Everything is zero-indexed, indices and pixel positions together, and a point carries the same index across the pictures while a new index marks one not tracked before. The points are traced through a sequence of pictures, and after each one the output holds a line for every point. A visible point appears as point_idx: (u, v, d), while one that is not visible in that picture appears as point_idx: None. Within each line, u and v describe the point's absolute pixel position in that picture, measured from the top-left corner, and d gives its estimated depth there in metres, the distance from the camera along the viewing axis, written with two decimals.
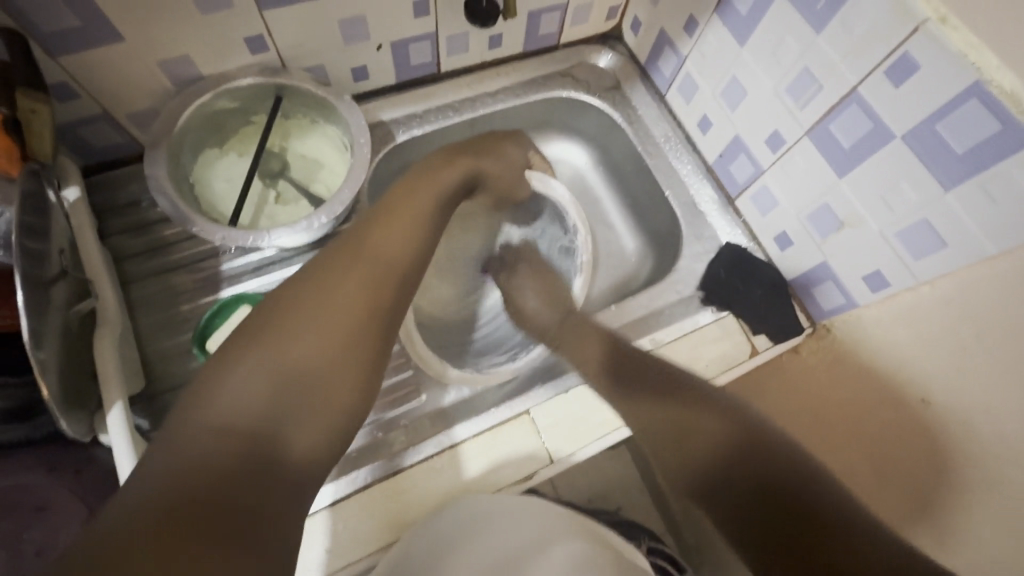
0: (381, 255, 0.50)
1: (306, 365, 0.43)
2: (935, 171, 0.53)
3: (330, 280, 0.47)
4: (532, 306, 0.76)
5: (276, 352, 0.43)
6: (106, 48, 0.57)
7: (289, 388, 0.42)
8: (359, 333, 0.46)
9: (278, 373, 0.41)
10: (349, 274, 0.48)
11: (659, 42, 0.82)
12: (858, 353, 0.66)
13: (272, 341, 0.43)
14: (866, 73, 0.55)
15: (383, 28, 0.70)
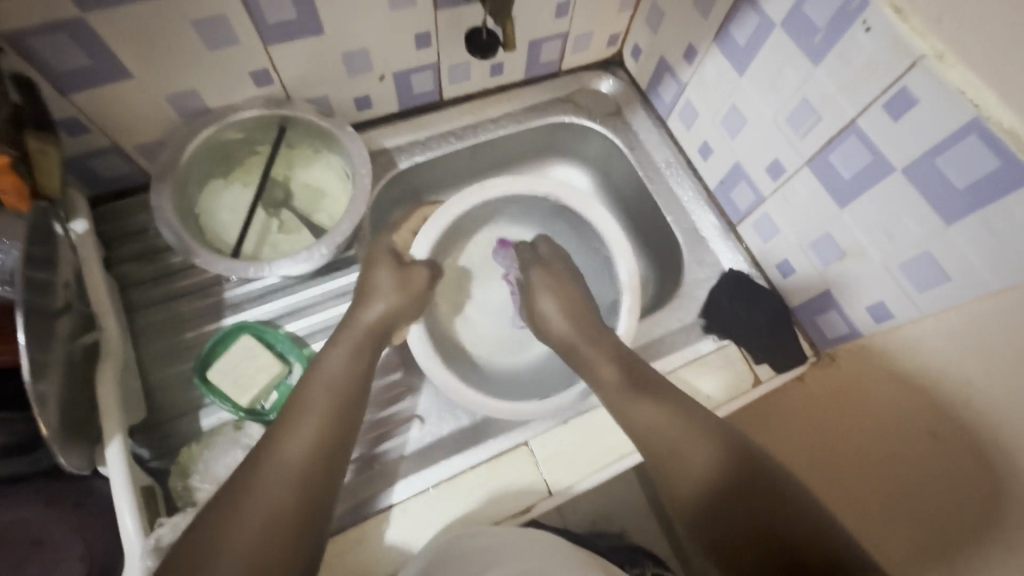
0: (344, 367, 0.57)
1: (284, 503, 0.46)
2: (935, 205, 0.53)
3: (314, 395, 0.54)
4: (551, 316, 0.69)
5: (259, 499, 0.46)
6: (115, 84, 0.58)
7: (275, 528, 0.45)
8: (334, 459, 0.51)
9: (263, 520, 0.45)
10: (318, 403, 0.53)
11: (659, 69, 0.83)
12: (862, 384, 0.65)
13: (254, 492, 0.46)
14: (864, 106, 0.55)
15: (385, 60, 0.71)
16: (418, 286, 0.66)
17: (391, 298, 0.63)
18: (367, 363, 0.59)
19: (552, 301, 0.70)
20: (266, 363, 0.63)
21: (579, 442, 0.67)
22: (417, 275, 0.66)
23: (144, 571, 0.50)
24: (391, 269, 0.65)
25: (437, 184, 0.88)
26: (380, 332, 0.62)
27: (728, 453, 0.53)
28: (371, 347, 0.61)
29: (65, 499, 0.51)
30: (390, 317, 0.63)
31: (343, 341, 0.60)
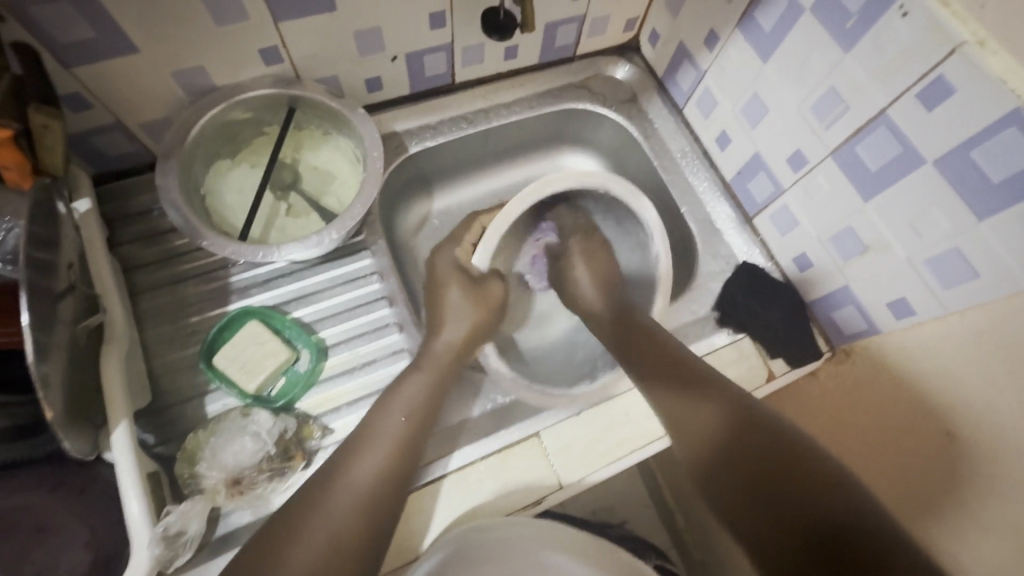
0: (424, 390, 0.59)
1: (357, 517, 0.50)
2: (968, 199, 0.51)
3: (387, 418, 0.57)
4: (586, 287, 0.74)
5: (330, 516, 0.49)
6: (119, 59, 0.56)
7: (344, 541, 0.48)
8: (403, 481, 0.54)
9: (336, 533, 0.49)
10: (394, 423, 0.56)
11: (676, 56, 0.80)
12: (881, 382, 0.64)
13: (329, 506, 0.50)
14: (896, 95, 0.53)
15: (398, 40, 0.69)
16: (493, 300, 0.71)
17: (469, 318, 0.68)
18: (442, 392, 0.61)
19: (585, 271, 0.75)
20: (274, 349, 0.62)
21: (591, 435, 0.66)
22: (492, 289, 0.71)
23: (151, 559, 0.50)
24: (462, 285, 0.70)
25: (447, 169, 0.86)
26: (455, 358, 0.65)
27: (725, 428, 0.55)
28: (450, 377, 0.63)
29: (66, 484, 0.50)
30: (466, 339, 0.66)
31: (424, 366, 0.62)
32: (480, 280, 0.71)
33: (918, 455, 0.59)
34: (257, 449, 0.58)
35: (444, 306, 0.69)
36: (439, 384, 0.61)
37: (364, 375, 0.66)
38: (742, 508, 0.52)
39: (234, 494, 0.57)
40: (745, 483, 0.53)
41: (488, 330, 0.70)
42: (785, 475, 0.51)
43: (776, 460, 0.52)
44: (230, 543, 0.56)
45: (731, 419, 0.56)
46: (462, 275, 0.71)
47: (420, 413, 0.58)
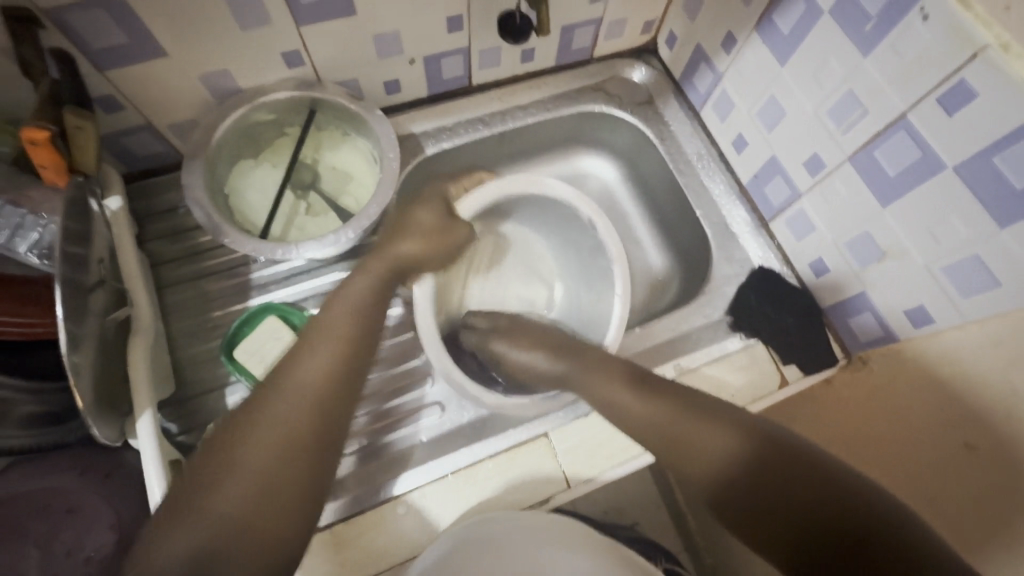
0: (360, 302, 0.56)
1: (301, 425, 0.46)
2: (988, 206, 0.50)
3: (333, 319, 0.54)
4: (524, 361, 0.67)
5: (263, 431, 0.45)
6: (149, 63, 0.59)
7: (285, 467, 0.44)
8: (348, 388, 0.50)
9: (281, 439, 0.45)
10: (332, 331, 0.52)
11: (694, 57, 0.80)
12: (898, 391, 0.63)
13: (266, 420, 0.45)
14: (916, 99, 0.53)
15: (416, 43, 0.70)
16: (453, 238, 0.67)
17: (425, 241, 0.64)
18: (382, 296, 0.59)
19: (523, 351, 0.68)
20: (290, 344, 0.64)
21: (599, 436, 0.66)
22: (459, 231, 0.67)
23: None
24: (430, 207, 0.67)
25: (462, 170, 0.87)
26: (405, 269, 0.63)
27: (743, 443, 0.50)
28: (392, 283, 0.61)
29: (95, 469, 0.53)
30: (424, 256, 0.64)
31: (356, 281, 0.58)
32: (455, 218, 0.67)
33: (955, 469, 0.57)
34: None
35: (409, 222, 0.65)
36: (383, 288, 0.59)
37: None
38: (746, 513, 0.49)
39: None
40: (759, 490, 0.48)
41: (434, 263, 0.65)
42: (800, 479, 0.47)
43: (773, 468, 0.48)
44: None
45: (748, 429, 0.51)
46: (439, 203, 0.68)
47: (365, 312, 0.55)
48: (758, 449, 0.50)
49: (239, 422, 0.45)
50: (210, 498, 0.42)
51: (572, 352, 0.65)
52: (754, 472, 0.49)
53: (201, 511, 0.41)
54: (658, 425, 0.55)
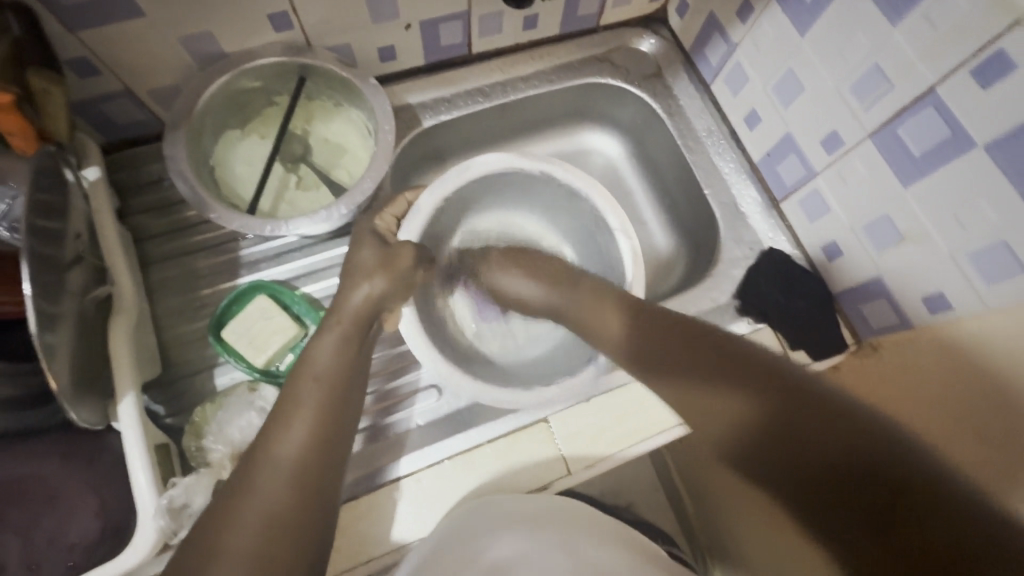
0: (338, 358, 0.52)
1: (290, 497, 0.44)
2: (1021, 186, 0.47)
3: (303, 386, 0.49)
4: (527, 294, 0.64)
5: (258, 500, 0.43)
6: (124, 23, 0.54)
7: (280, 530, 0.43)
8: (331, 453, 0.48)
9: (270, 516, 0.43)
10: (313, 393, 0.49)
11: (707, 28, 0.76)
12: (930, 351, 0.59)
13: (255, 494, 0.43)
14: (948, 71, 0.49)
15: (413, 8, 0.66)
16: (405, 264, 0.58)
17: (382, 274, 0.56)
18: (359, 350, 0.54)
19: (522, 280, 0.64)
20: (282, 325, 0.61)
21: (600, 422, 0.64)
22: (403, 253, 0.58)
23: (158, 530, 0.48)
24: (374, 244, 0.59)
25: (462, 145, 0.83)
26: (368, 314, 0.55)
27: (760, 394, 0.44)
28: (364, 333, 0.55)
29: (76, 455, 0.50)
30: (386, 294, 0.56)
31: (334, 322, 0.54)
32: (393, 244, 0.60)
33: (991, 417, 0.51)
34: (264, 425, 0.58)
35: (352, 265, 0.57)
36: (359, 336, 0.54)
37: None
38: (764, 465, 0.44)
39: None
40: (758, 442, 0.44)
41: (400, 296, 0.58)
42: (819, 424, 0.41)
43: (805, 413, 0.42)
44: None
45: (764, 381, 0.45)
46: (376, 239, 0.60)
47: (336, 377, 0.51)
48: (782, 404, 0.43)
49: (223, 510, 0.43)
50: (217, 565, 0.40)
51: (566, 279, 0.62)
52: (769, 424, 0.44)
53: None
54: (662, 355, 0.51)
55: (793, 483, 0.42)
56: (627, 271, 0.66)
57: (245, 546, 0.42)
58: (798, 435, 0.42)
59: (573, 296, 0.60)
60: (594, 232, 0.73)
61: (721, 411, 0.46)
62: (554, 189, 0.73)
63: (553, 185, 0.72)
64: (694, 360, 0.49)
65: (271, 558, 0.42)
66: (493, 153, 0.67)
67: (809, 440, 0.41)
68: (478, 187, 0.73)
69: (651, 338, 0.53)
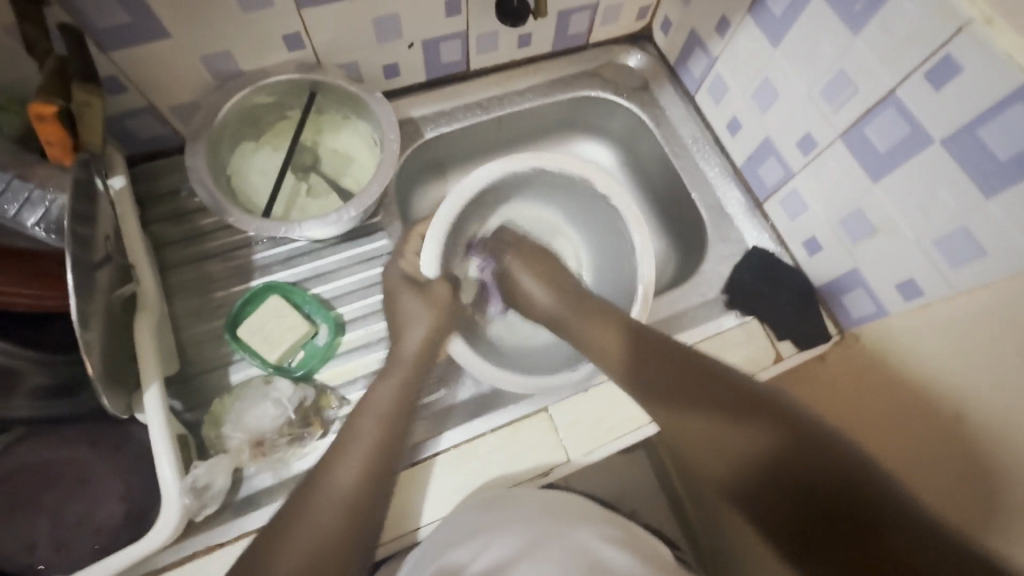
0: (394, 399, 0.57)
1: (337, 528, 0.49)
2: (975, 176, 0.51)
3: (361, 421, 0.55)
4: (540, 296, 0.67)
5: (309, 529, 0.48)
6: (152, 44, 0.59)
7: (326, 555, 0.48)
8: (381, 488, 0.52)
9: (319, 539, 0.48)
10: (369, 431, 0.54)
11: (689, 42, 0.81)
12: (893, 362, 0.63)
13: (305, 522, 0.49)
14: (904, 76, 0.54)
15: (415, 28, 0.71)
16: (444, 302, 0.64)
17: (427, 321, 0.63)
18: (415, 393, 0.60)
19: (533, 281, 0.68)
20: (294, 323, 0.65)
21: (598, 411, 0.67)
22: (439, 290, 0.65)
23: (182, 506, 0.52)
24: (413, 291, 0.64)
25: (461, 155, 0.88)
26: (423, 355, 0.62)
27: (761, 429, 0.48)
28: (420, 374, 0.61)
29: (104, 440, 0.55)
30: (431, 337, 0.63)
31: (391, 371, 0.60)
32: (426, 284, 0.65)
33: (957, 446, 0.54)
34: (278, 415, 0.61)
35: (400, 311, 0.64)
36: (413, 379, 0.60)
37: (379, 351, 0.69)
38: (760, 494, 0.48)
39: (257, 455, 0.60)
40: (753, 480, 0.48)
41: (450, 329, 0.65)
42: (805, 461, 0.46)
43: (792, 454, 0.47)
44: (252, 505, 0.59)
45: (757, 412, 0.49)
46: (410, 282, 0.66)
47: (391, 413, 0.56)
48: (776, 440, 0.47)
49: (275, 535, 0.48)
50: None
51: (573, 294, 0.65)
52: (765, 460, 0.48)
53: None
54: (661, 384, 0.54)
55: (790, 516, 0.47)
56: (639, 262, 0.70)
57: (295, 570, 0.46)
58: (787, 472, 0.47)
59: (575, 317, 0.63)
60: (612, 225, 0.77)
61: (724, 449, 0.50)
62: (565, 182, 0.77)
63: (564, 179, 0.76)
64: (689, 391, 0.52)
65: None
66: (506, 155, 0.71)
67: (810, 473, 0.46)
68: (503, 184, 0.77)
69: (647, 354, 0.57)
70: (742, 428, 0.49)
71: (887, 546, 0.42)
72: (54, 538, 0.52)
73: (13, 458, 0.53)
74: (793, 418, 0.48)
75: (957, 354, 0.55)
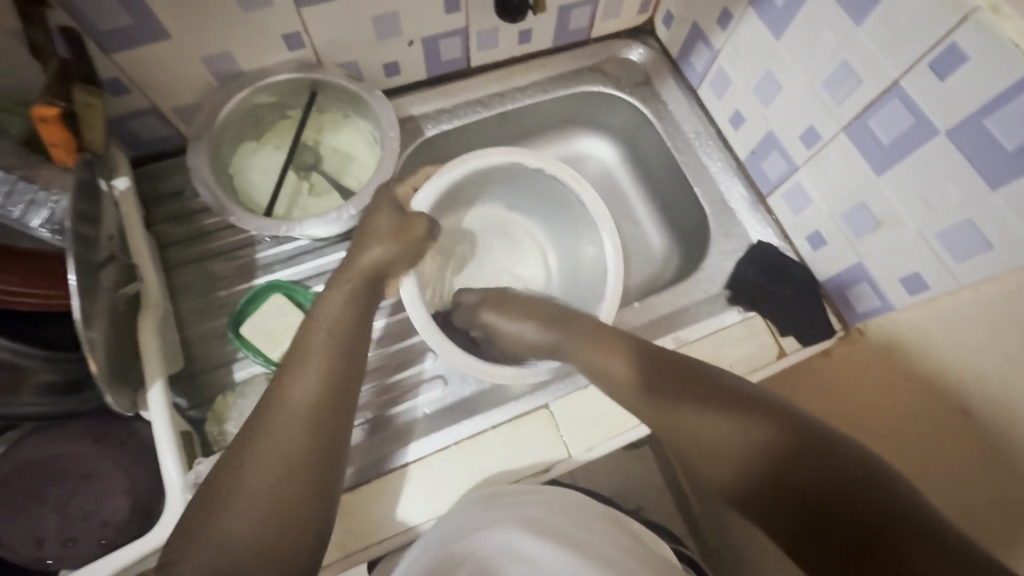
0: (342, 312, 0.55)
1: (302, 447, 0.45)
2: (981, 168, 0.51)
3: (314, 338, 0.52)
4: (517, 333, 0.67)
5: (270, 444, 0.44)
6: (154, 45, 0.60)
7: (290, 476, 0.43)
8: (344, 397, 0.49)
9: (282, 461, 0.43)
10: (322, 345, 0.51)
11: (691, 36, 0.81)
12: (892, 351, 0.65)
13: (267, 440, 0.44)
14: (909, 66, 0.53)
15: (415, 25, 0.71)
16: (416, 233, 0.63)
17: (387, 240, 0.61)
18: (367, 306, 0.57)
19: (514, 323, 0.68)
20: (296, 321, 0.65)
21: (599, 408, 0.67)
22: (417, 224, 0.64)
23: (187, 501, 0.52)
24: (390, 211, 0.64)
25: (463, 153, 0.88)
26: (376, 276, 0.60)
27: (760, 425, 0.48)
28: (368, 292, 0.59)
29: (109, 438, 0.55)
30: (389, 260, 0.61)
31: (339, 287, 0.58)
32: (407, 213, 0.65)
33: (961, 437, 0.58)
34: None
35: (369, 229, 0.62)
36: (364, 291, 0.58)
37: None
38: (762, 496, 0.47)
39: None
40: (760, 477, 0.47)
41: (405, 264, 0.63)
42: (811, 458, 0.45)
43: (794, 449, 0.46)
44: None
45: (763, 412, 0.49)
46: (395, 207, 0.65)
47: (345, 334, 0.53)
48: (774, 438, 0.47)
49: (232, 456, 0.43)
50: (225, 521, 0.41)
51: (561, 322, 0.65)
52: (770, 456, 0.47)
53: (221, 543, 0.40)
54: (659, 395, 0.54)
55: (798, 517, 0.45)
56: (610, 265, 0.70)
57: (266, 500, 0.42)
58: (788, 465, 0.46)
59: (563, 333, 0.64)
60: (580, 221, 0.78)
61: (723, 449, 0.49)
62: (536, 176, 0.76)
63: (536, 175, 0.76)
64: (689, 397, 0.53)
65: (293, 513, 0.42)
66: (488, 152, 0.71)
67: (815, 467, 0.45)
68: (479, 178, 0.77)
69: (651, 372, 0.56)
70: (745, 424, 0.48)
71: (894, 531, 0.41)
72: (61, 532, 0.53)
73: (20, 454, 0.54)
74: (787, 414, 0.48)
75: (964, 344, 0.57)
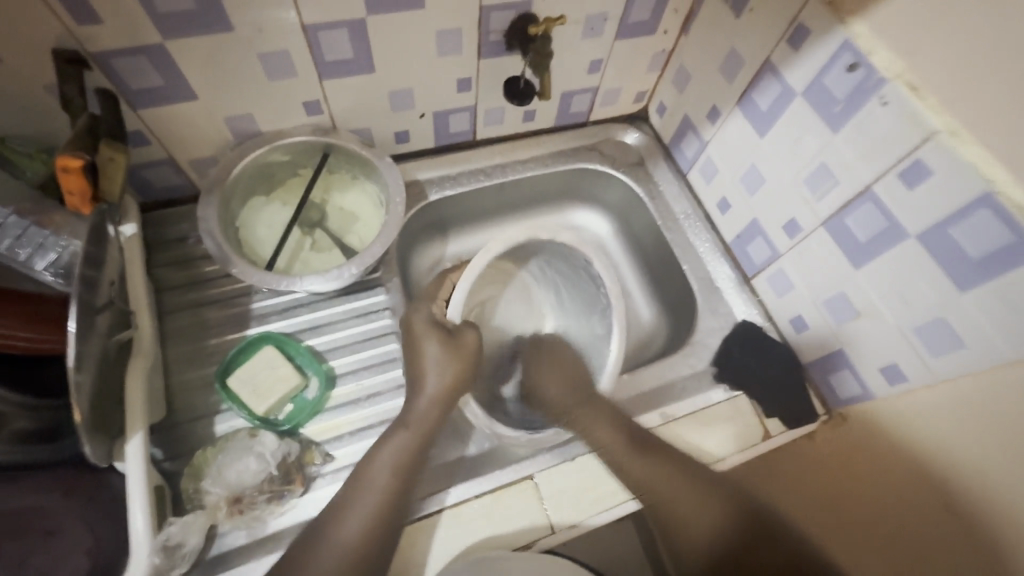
0: (404, 450, 0.58)
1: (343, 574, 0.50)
2: (949, 272, 0.54)
3: (376, 474, 0.56)
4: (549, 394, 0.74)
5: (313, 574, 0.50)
6: (180, 104, 0.63)
7: None
8: (387, 536, 0.54)
9: None
10: (376, 480, 0.56)
11: (682, 126, 0.87)
12: (883, 442, 0.65)
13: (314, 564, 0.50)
14: (880, 173, 0.58)
15: (428, 100, 0.76)
16: (470, 351, 0.64)
17: (447, 372, 0.62)
18: (424, 449, 0.59)
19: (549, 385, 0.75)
20: (285, 375, 0.65)
21: (585, 480, 0.67)
22: (465, 339, 0.64)
23: (150, 564, 0.51)
24: (439, 339, 0.63)
25: (462, 217, 0.92)
26: (441, 410, 0.61)
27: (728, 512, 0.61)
28: (437, 427, 0.61)
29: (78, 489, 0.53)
30: (450, 387, 0.62)
31: (411, 424, 0.60)
32: (453, 330, 0.65)
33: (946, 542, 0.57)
34: (259, 471, 0.60)
35: (421, 360, 0.63)
36: (424, 442, 0.59)
37: (369, 407, 0.69)
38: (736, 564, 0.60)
39: (233, 513, 0.58)
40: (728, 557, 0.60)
41: (470, 383, 0.64)
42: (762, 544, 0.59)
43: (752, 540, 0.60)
44: (221, 565, 0.57)
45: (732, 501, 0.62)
46: (440, 329, 0.64)
47: (405, 468, 0.57)
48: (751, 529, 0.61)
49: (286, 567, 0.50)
50: None
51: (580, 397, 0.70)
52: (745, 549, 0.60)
53: None
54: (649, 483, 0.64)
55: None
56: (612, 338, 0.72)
57: None
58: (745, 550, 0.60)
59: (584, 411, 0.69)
60: (592, 294, 0.80)
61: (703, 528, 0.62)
62: (579, 259, 0.77)
63: (576, 255, 0.77)
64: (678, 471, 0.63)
65: None
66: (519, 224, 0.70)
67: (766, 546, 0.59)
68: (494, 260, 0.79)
69: (645, 450, 0.65)
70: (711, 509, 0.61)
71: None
72: None
73: None
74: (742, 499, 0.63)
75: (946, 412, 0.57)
